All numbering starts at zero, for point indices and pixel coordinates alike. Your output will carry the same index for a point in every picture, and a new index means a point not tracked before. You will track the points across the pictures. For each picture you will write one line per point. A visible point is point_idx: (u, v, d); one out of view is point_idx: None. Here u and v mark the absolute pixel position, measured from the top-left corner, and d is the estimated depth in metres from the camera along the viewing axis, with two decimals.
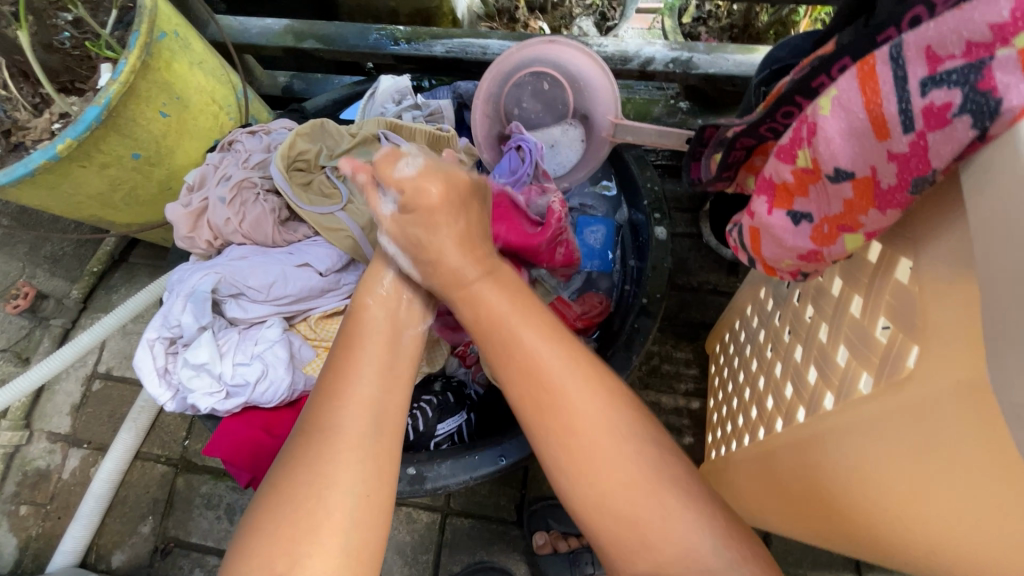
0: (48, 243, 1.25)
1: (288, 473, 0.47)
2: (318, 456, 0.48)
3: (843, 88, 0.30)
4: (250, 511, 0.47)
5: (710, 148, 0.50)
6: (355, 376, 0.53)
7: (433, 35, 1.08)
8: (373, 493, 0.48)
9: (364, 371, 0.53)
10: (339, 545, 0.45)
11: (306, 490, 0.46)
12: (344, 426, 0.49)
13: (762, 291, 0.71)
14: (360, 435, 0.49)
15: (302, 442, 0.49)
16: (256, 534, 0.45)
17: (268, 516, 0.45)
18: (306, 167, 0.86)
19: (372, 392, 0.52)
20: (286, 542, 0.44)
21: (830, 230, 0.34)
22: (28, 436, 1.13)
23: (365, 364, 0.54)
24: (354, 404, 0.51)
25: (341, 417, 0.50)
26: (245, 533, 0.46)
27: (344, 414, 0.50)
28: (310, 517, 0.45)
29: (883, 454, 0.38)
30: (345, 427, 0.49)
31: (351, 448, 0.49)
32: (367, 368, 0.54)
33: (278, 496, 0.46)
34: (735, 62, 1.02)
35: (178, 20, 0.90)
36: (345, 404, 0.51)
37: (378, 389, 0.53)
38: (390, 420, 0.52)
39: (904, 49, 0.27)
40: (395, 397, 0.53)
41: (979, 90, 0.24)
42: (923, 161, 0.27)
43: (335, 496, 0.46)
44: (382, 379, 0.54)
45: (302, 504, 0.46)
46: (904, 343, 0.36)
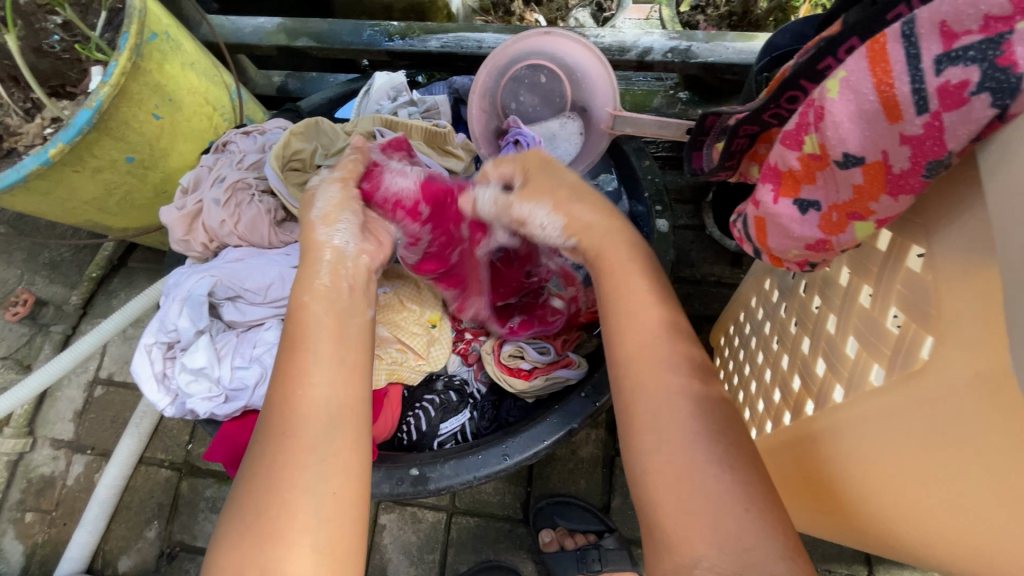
0: (46, 250, 1.24)
1: (250, 481, 0.47)
2: (273, 463, 0.47)
3: (852, 69, 0.29)
4: (218, 526, 0.47)
5: (711, 136, 0.48)
6: (302, 377, 0.51)
7: (427, 29, 1.06)
8: (339, 489, 0.47)
9: (314, 372, 0.51)
10: (309, 546, 0.44)
11: (267, 496, 0.46)
12: (298, 428, 0.48)
13: (767, 283, 0.70)
14: (313, 434, 0.48)
15: (259, 450, 0.48)
16: (224, 546, 0.45)
17: (236, 524, 0.45)
18: (302, 167, 0.84)
19: (318, 392, 0.50)
20: (252, 550, 0.44)
21: (839, 219, 0.32)
22: (31, 443, 1.13)
23: (313, 365, 0.52)
24: (303, 409, 0.49)
25: (290, 421, 0.49)
26: (215, 543, 0.46)
27: (292, 420, 0.49)
28: (275, 520, 0.45)
29: (897, 449, 0.37)
30: (298, 430, 0.48)
31: (307, 448, 0.47)
32: (318, 369, 0.51)
33: (239, 504, 0.46)
34: (734, 50, 1.01)
35: (168, 20, 0.89)
36: (295, 408, 0.49)
37: (331, 388, 0.51)
38: (347, 414, 0.50)
39: (917, 26, 0.26)
40: (348, 391, 0.52)
41: (999, 66, 0.23)
42: (938, 143, 0.26)
43: (298, 500, 0.45)
44: (331, 370, 0.52)
45: (265, 510, 0.45)
46: (917, 333, 0.35)
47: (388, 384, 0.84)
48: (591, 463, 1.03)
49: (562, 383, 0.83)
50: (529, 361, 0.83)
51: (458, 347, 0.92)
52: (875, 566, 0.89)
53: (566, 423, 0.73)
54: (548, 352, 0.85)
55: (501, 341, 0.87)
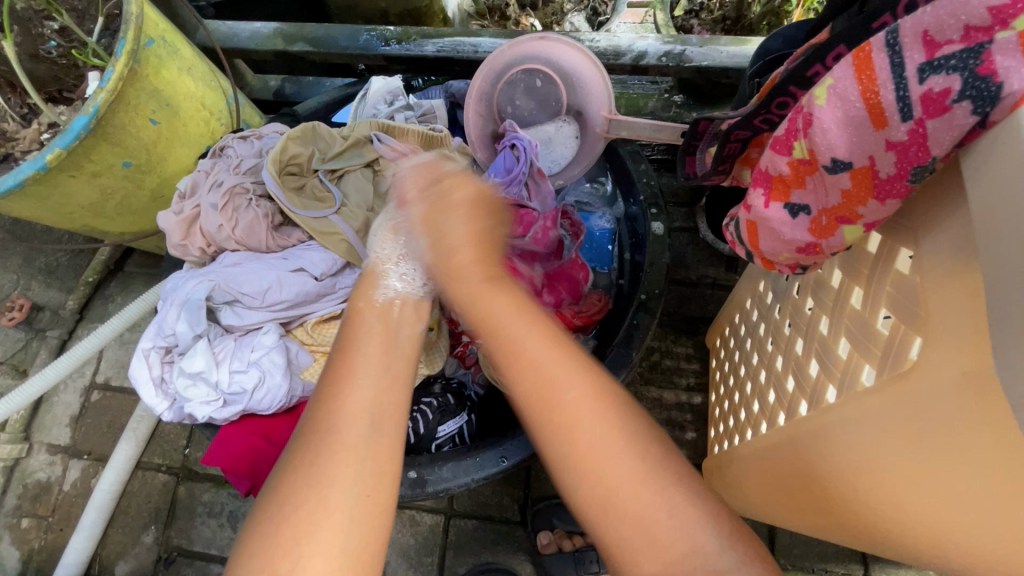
0: (42, 255, 1.24)
1: (290, 473, 0.47)
2: (314, 458, 0.47)
3: (839, 77, 0.29)
4: (246, 524, 0.46)
5: (705, 141, 0.49)
6: (351, 378, 0.53)
7: (424, 34, 1.07)
8: (373, 493, 0.47)
9: (362, 374, 0.53)
10: (340, 547, 0.44)
11: (306, 489, 0.45)
12: (342, 424, 0.49)
13: (761, 284, 0.71)
14: (357, 432, 0.49)
15: (301, 443, 0.49)
16: (256, 539, 0.44)
17: (264, 519, 0.45)
18: (299, 171, 0.85)
19: (367, 394, 0.52)
20: (283, 543, 0.43)
21: (829, 222, 0.33)
22: (27, 448, 1.13)
23: (363, 367, 0.54)
24: (349, 405, 0.51)
25: (336, 417, 0.50)
26: (243, 538, 0.45)
27: (339, 415, 0.50)
28: (311, 516, 0.44)
29: (889, 448, 0.37)
30: (343, 427, 0.49)
31: (350, 444, 0.48)
32: (366, 371, 0.54)
33: (278, 495, 0.45)
34: (728, 53, 1.02)
35: (165, 25, 0.89)
36: (341, 405, 0.51)
37: (377, 389, 0.53)
38: (389, 418, 0.51)
39: (901, 36, 0.27)
40: (392, 396, 0.53)
41: (979, 75, 0.24)
42: (922, 149, 0.27)
43: (334, 496, 0.45)
44: (379, 376, 0.54)
45: (302, 504, 0.45)
46: (906, 335, 0.36)
47: None
48: None
49: None
50: None
51: (456, 349, 0.94)
52: (871, 565, 0.90)
53: None
54: None
55: None
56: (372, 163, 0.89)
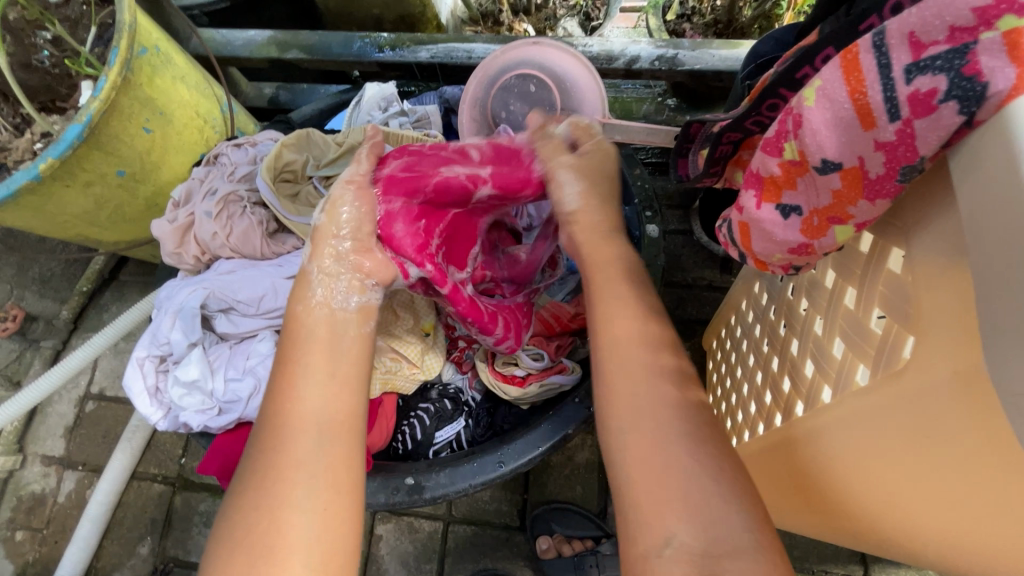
0: (36, 264, 1.24)
1: (240, 494, 0.47)
2: (261, 480, 0.48)
3: (827, 78, 0.30)
4: (207, 548, 0.47)
5: (697, 143, 0.49)
6: (294, 391, 0.53)
7: (418, 40, 1.07)
8: (329, 505, 0.47)
9: (304, 386, 0.53)
10: (302, 560, 0.44)
11: (255, 511, 0.46)
12: (287, 441, 0.49)
13: (756, 286, 0.71)
14: (303, 448, 0.49)
15: (248, 465, 0.49)
16: (214, 563, 0.45)
17: (223, 541, 0.46)
18: (293, 178, 0.85)
19: (313, 407, 0.52)
20: (241, 565, 0.44)
21: (821, 223, 0.33)
22: (21, 460, 1.12)
23: (305, 377, 0.54)
24: (294, 420, 0.51)
25: (281, 435, 0.50)
26: (205, 562, 0.46)
27: (284, 432, 0.50)
28: (263, 536, 0.45)
29: (885, 448, 0.37)
30: (288, 443, 0.49)
31: (298, 461, 0.48)
32: (308, 383, 0.53)
33: (230, 519, 0.46)
34: (720, 57, 1.02)
35: (158, 34, 0.89)
36: (284, 422, 0.51)
37: (318, 400, 0.52)
38: (337, 426, 0.51)
39: (887, 37, 0.27)
40: (339, 403, 0.53)
41: (965, 75, 0.24)
42: (910, 149, 0.27)
43: (285, 517, 0.46)
44: (325, 384, 0.54)
45: (253, 526, 0.45)
46: (899, 334, 0.36)
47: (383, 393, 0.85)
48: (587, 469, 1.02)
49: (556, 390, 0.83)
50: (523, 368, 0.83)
51: (452, 355, 0.93)
52: (871, 566, 0.90)
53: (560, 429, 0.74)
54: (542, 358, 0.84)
55: None
56: None
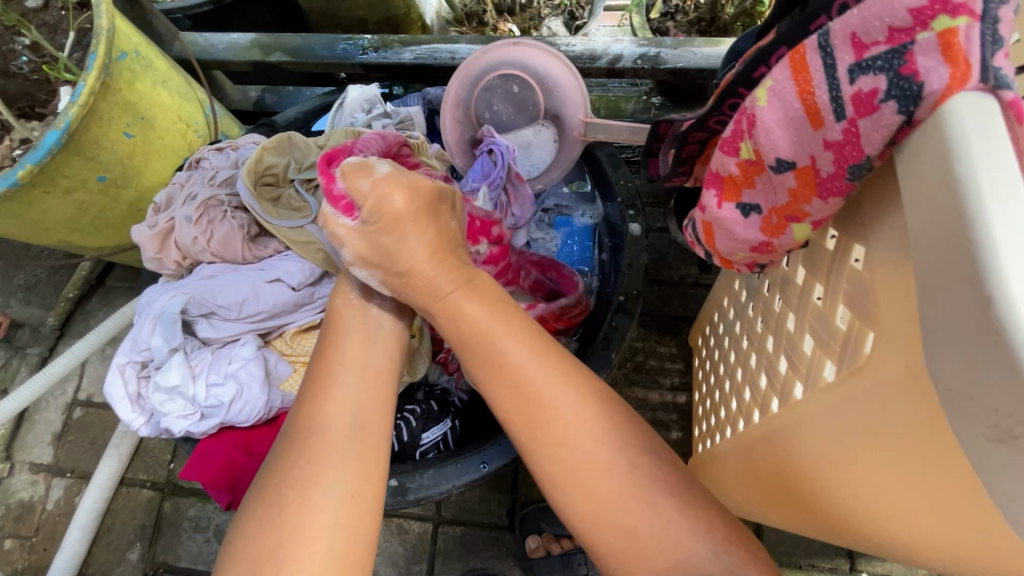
0: (21, 271, 1.23)
1: (274, 480, 0.47)
2: (297, 464, 0.48)
3: (777, 79, 0.30)
4: (232, 529, 0.47)
5: (667, 143, 0.49)
6: (331, 382, 0.53)
7: (401, 42, 1.07)
8: (357, 494, 0.47)
9: (341, 377, 0.53)
10: (327, 546, 0.44)
11: (291, 490, 0.46)
12: (323, 426, 0.50)
13: (736, 283, 0.71)
14: (341, 436, 0.49)
15: (283, 449, 0.49)
16: (241, 544, 0.45)
17: (250, 526, 0.46)
18: (275, 181, 0.85)
19: (352, 398, 0.52)
20: (271, 545, 0.44)
21: (779, 221, 0.34)
22: (9, 468, 1.11)
23: (343, 370, 0.54)
24: (333, 408, 0.51)
25: (320, 421, 0.50)
26: (229, 545, 0.46)
27: (322, 419, 0.50)
28: (294, 520, 0.45)
29: (850, 443, 0.38)
30: (325, 430, 0.50)
31: (334, 446, 0.49)
32: (345, 374, 0.54)
33: (263, 500, 0.46)
34: (702, 55, 1.03)
35: (138, 38, 0.89)
36: (321, 410, 0.51)
37: (359, 391, 0.53)
38: (371, 420, 0.52)
39: (831, 37, 0.27)
40: (373, 397, 0.53)
41: (903, 75, 0.24)
42: (856, 148, 0.27)
43: (318, 498, 0.46)
44: (361, 378, 0.54)
45: (286, 509, 0.45)
46: (861, 330, 0.36)
47: None
48: None
49: None
50: None
51: (438, 355, 0.94)
52: (857, 560, 0.91)
53: None
54: None
55: None
56: None
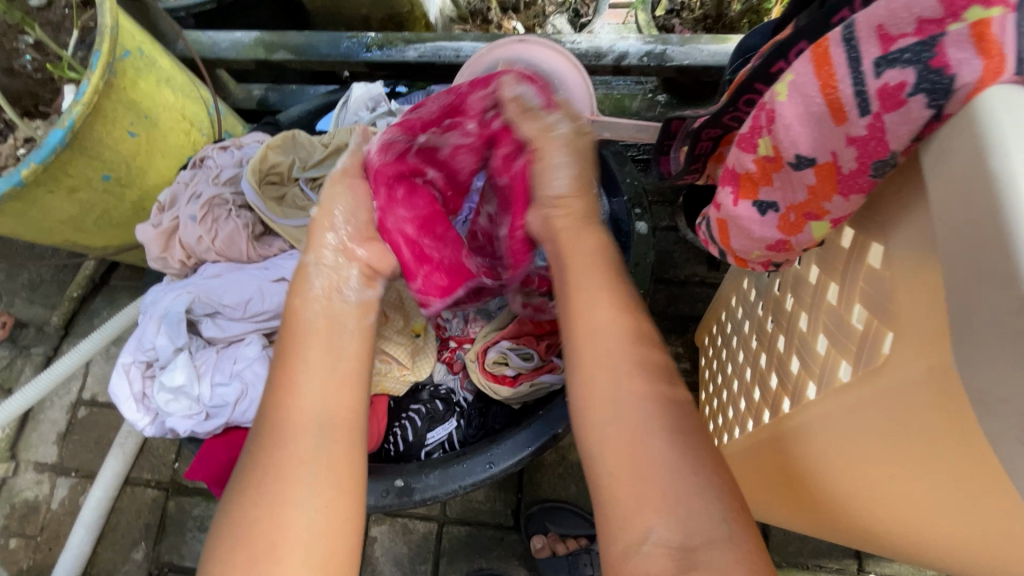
0: (25, 271, 1.23)
1: (239, 494, 0.47)
2: (262, 478, 0.47)
3: (799, 73, 0.29)
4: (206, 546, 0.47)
5: (678, 139, 0.49)
6: (293, 389, 0.52)
7: (405, 39, 1.06)
8: (330, 503, 0.47)
9: (304, 382, 0.53)
10: (304, 559, 0.44)
11: (257, 507, 0.46)
12: (284, 440, 0.49)
13: (745, 282, 0.70)
14: (306, 446, 0.49)
15: (246, 466, 0.49)
16: (214, 561, 0.45)
17: (221, 542, 0.45)
18: (280, 180, 0.85)
19: (314, 405, 0.51)
20: (242, 565, 0.44)
21: (797, 219, 0.33)
22: (14, 467, 1.11)
23: (305, 375, 0.53)
24: (293, 417, 0.50)
25: (281, 432, 0.50)
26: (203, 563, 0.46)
27: (284, 429, 0.50)
28: (265, 536, 0.45)
29: (867, 445, 0.37)
30: (287, 441, 0.49)
31: (299, 461, 0.48)
32: (306, 379, 0.53)
33: (231, 518, 0.46)
34: (709, 52, 1.02)
35: (142, 37, 0.89)
36: (284, 420, 0.50)
37: (321, 396, 0.52)
38: (338, 424, 0.51)
39: (856, 30, 0.27)
40: (341, 401, 0.53)
41: (933, 68, 0.24)
42: (881, 143, 0.26)
43: (288, 512, 0.45)
44: (324, 381, 0.53)
45: (253, 525, 0.45)
46: (879, 330, 0.35)
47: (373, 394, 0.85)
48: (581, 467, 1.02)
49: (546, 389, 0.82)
50: (513, 368, 0.83)
51: (443, 355, 0.93)
52: (866, 561, 0.90)
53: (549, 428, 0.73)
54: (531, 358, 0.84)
55: (485, 346, 0.86)
56: None
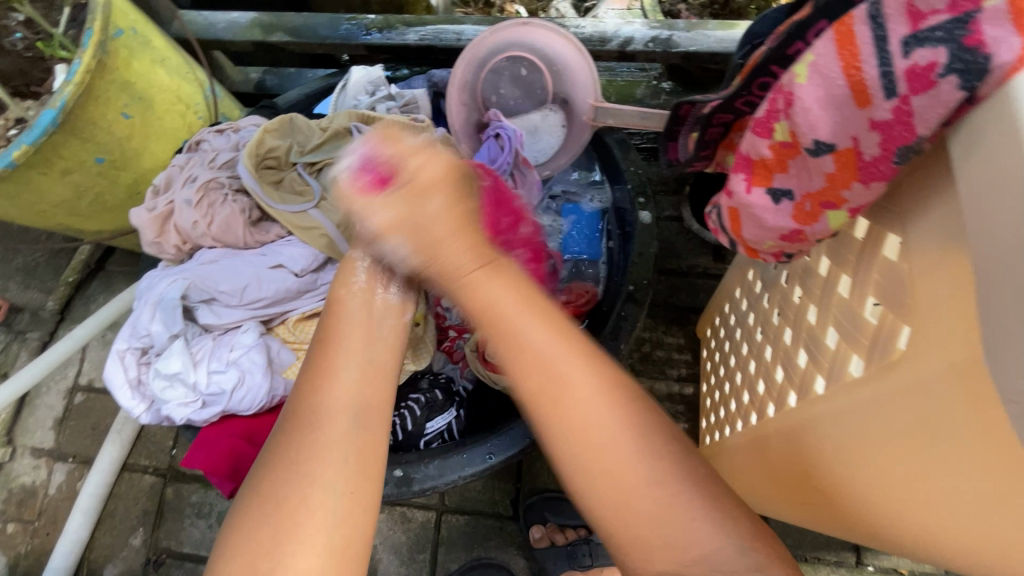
0: (20, 255, 1.22)
1: (273, 471, 0.46)
2: (296, 455, 0.46)
3: (820, 53, 0.28)
4: (225, 522, 0.46)
5: (687, 126, 0.47)
6: (333, 372, 0.51)
7: (406, 22, 1.04)
8: (356, 490, 0.46)
9: (342, 368, 0.52)
10: (322, 544, 0.43)
11: (288, 487, 0.45)
12: (328, 420, 0.48)
13: (750, 273, 0.69)
14: (343, 430, 0.48)
15: (281, 444, 0.47)
16: (234, 541, 0.44)
17: (243, 522, 0.44)
18: (276, 164, 0.83)
19: (353, 389, 0.51)
20: (267, 544, 0.43)
21: (813, 208, 0.32)
22: (11, 453, 1.11)
23: (345, 359, 0.53)
24: (333, 399, 0.49)
25: (321, 413, 0.49)
26: (222, 539, 0.44)
27: (325, 410, 0.49)
28: (291, 516, 0.44)
29: (880, 441, 0.36)
30: (326, 423, 0.48)
31: (332, 444, 0.47)
32: (349, 365, 0.52)
33: (260, 496, 0.45)
34: (716, 38, 0.99)
35: (135, 15, 0.86)
36: (323, 401, 0.49)
37: (359, 383, 0.51)
38: (372, 413, 0.50)
39: (883, 7, 0.25)
40: (375, 390, 0.52)
41: (967, 47, 0.22)
42: (907, 128, 0.25)
43: (315, 493, 0.45)
44: (364, 370, 0.53)
45: (282, 504, 0.44)
46: (895, 324, 0.34)
47: None
48: None
49: None
50: None
51: (443, 344, 0.93)
52: (864, 553, 0.90)
53: None
54: None
55: None
56: None
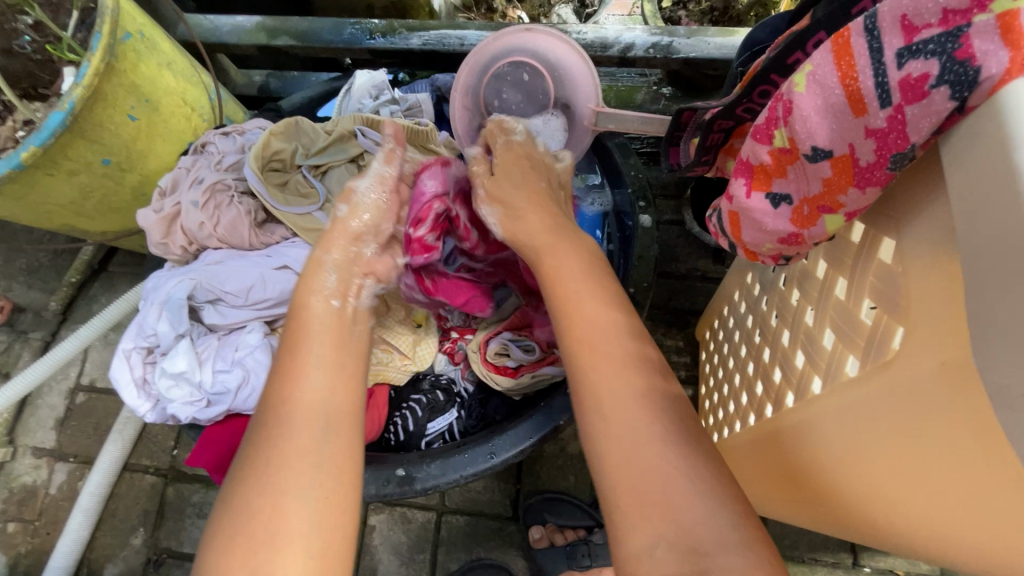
0: (23, 255, 1.22)
1: (241, 481, 0.47)
2: (265, 464, 0.47)
3: (819, 63, 0.29)
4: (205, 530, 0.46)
5: (688, 131, 0.48)
6: (299, 381, 0.52)
7: (409, 27, 1.05)
8: (331, 493, 0.47)
9: (309, 376, 0.53)
10: (303, 547, 0.44)
11: (259, 496, 0.45)
12: (290, 429, 0.49)
13: (748, 276, 0.70)
14: (310, 437, 0.49)
15: (249, 456, 0.48)
16: (212, 549, 0.44)
17: (221, 529, 0.44)
18: (282, 167, 0.84)
19: (319, 397, 0.52)
20: (244, 553, 0.43)
21: (810, 212, 0.33)
22: (12, 452, 1.11)
23: (312, 368, 0.54)
24: (300, 409, 0.50)
25: (288, 421, 0.49)
26: (203, 547, 0.45)
27: (290, 419, 0.50)
28: (266, 523, 0.44)
29: (874, 439, 0.37)
30: (291, 432, 0.49)
31: (302, 450, 0.48)
32: (312, 372, 0.53)
33: (232, 506, 0.45)
34: (715, 45, 1.01)
35: (142, 19, 0.87)
36: (288, 410, 0.50)
37: (326, 391, 0.52)
38: (341, 419, 0.51)
39: (879, 20, 0.26)
40: (344, 397, 0.53)
41: (958, 59, 0.23)
42: (901, 136, 0.26)
43: (288, 500, 0.45)
44: (330, 377, 0.54)
45: (256, 511, 0.45)
46: (889, 324, 0.35)
47: (374, 384, 0.85)
48: (580, 459, 1.03)
49: (548, 380, 0.82)
50: (515, 359, 0.82)
51: (444, 347, 0.92)
52: (860, 554, 0.91)
53: (552, 419, 0.74)
54: (533, 350, 0.83)
55: (488, 336, 0.86)
56: (356, 158, 0.87)
